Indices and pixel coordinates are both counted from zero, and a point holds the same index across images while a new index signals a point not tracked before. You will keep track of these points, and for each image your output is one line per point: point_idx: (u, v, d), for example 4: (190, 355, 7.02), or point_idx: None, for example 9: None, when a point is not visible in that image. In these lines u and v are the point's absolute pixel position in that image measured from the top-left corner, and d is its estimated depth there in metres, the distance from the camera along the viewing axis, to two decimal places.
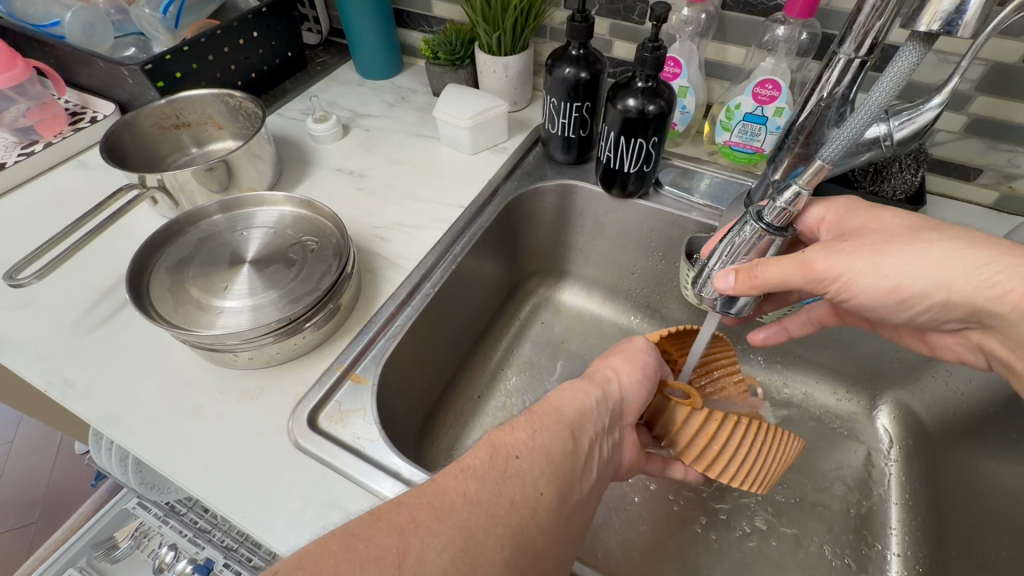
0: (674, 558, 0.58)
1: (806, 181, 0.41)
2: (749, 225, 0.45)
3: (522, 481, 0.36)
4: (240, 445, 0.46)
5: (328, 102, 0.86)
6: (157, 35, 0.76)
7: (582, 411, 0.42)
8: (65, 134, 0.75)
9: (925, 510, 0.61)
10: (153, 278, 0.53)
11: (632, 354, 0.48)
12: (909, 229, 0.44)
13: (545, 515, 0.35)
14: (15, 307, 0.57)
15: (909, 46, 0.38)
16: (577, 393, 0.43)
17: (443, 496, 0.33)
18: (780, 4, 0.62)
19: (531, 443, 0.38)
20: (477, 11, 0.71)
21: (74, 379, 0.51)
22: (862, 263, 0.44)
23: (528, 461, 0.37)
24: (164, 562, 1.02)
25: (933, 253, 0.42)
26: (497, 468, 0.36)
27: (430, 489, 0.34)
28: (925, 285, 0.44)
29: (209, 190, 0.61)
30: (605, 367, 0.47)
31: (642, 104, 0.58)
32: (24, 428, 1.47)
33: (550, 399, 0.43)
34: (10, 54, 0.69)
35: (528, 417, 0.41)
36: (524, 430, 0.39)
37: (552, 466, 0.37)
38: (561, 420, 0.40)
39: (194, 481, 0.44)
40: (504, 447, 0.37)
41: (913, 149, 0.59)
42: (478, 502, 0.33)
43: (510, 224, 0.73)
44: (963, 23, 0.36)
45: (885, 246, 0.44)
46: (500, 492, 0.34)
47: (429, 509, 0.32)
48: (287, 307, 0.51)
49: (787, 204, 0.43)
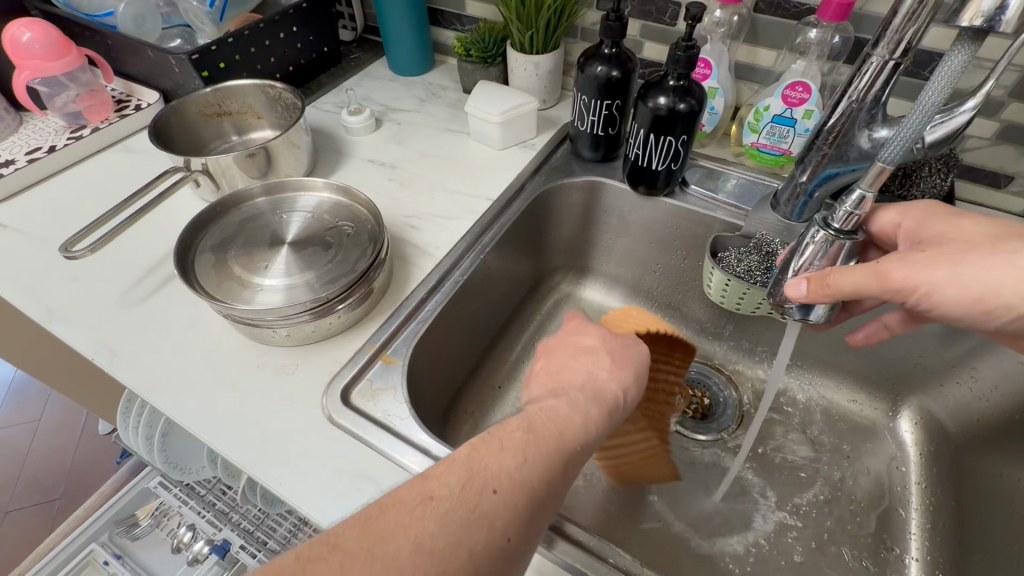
0: (689, 552, 0.59)
1: (869, 185, 0.41)
2: (815, 230, 0.45)
3: (490, 523, 0.33)
4: (240, 441, 0.47)
5: (362, 96, 0.89)
6: (203, 27, 0.79)
7: (582, 441, 0.39)
8: (112, 120, 0.78)
9: (947, 515, 0.60)
10: (197, 256, 0.55)
11: (638, 371, 0.46)
12: (990, 239, 0.45)
13: (505, 561, 0.33)
14: (64, 280, 0.60)
15: (956, 49, 0.36)
16: (587, 419, 0.40)
17: (389, 541, 0.31)
18: (814, 7, 0.62)
19: (515, 475, 0.35)
20: (512, 9, 0.72)
21: (119, 349, 0.53)
22: (941, 274, 0.45)
23: (504, 498, 0.34)
24: (182, 543, 1.06)
25: (1017, 263, 0.43)
26: (466, 506, 0.33)
27: (378, 526, 0.32)
28: (974, 284, 0.45)
29: (249, 175, 0.64)
30: (612, 385, 0.44)
31: (674, 103, 0.59)
32: (51, 408, 1.52)
33: (557, 413, 0.40)
34: (65, 41, 0.72)
35: (523, 436, 0.37)
36: (514, 456, 0.36)
37: (527, 507, 0.35)
38: (558, 450, 0.37)
39: (223, 442, 0.47)
40: (482, 477, 0.35)
41: (944, 154, 0.60)
42: (428, 551, 0.31)
43: (537, 218, 0.74)
44: (1005, 19, 0.35)
45: (964, 256, 0.44)
46: (460, 537, 0.32)
47: (371, 545, 0.31)
48: (321, 288, 0.53)
49: (854, 207, 0.43)
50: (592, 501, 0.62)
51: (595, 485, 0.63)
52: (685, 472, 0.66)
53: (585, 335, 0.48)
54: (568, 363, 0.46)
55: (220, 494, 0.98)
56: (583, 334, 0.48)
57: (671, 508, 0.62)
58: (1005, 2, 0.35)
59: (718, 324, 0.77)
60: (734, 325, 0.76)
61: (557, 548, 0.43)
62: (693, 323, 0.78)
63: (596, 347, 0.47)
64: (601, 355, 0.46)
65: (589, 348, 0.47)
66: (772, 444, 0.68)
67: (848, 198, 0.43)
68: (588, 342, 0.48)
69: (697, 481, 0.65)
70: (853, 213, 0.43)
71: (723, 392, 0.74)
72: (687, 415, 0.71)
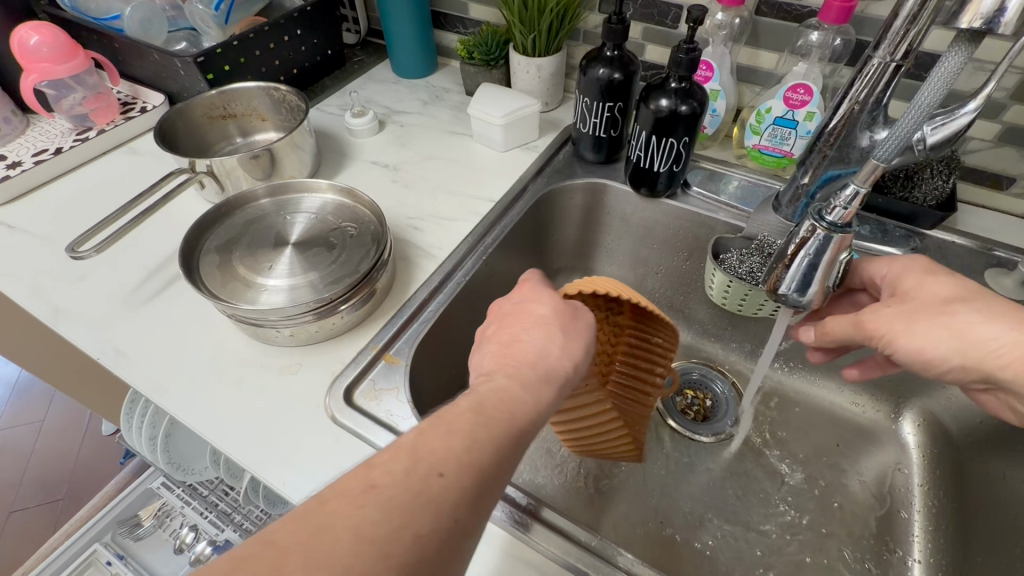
0: (691, 554, 0.59)
1: (863, 180, 0.39)
2: (808, 224, 0.43)
3: (437, 508, 0.31)
4: (238, 437, 0.47)
5: (366, 99, 0.90)
6: (208, 30, 0.80)
7: (534, 421, 0.38)
8: (118, 122, 0.79)
9: (949, 519, 0.60)
10: (203, 257, 0.56)
11: (591, 341, 0.44)
12: (942, 301, 0.42)
13: (453, 548, 0.32)
14: (70, 280, 0.60)
15: (955, 47, 0.38)
16: (539, 397, 0.39)
17: (327, 533, 0.29)
18: (815, 10, 0.63)
19: (464, 458, 0.33)
20: (514, 13, 0.73)
21: (125, 348, 0.54)
22: (897, 326, 0.43)
23: (452, 482, 0.32)
24: (185, 543, 1.06)
25: (954, 324, 0.41)
26: (411, 491, 0.31)
27: (313, 520, 0.30)
28: (912, 342, 0.42)
29: (253, 176, 0.64)
30: (565, 359, 0.41)
31: (675, 105, 0.59)
32: (55, 408, 1.53)
33: (507, 398, 0.38)
34: (72, 45, 0.73)
35: (474, 418, 0.36)
36: (462, 437, 0.34)
37: (475, 491, 0.33)
38: (510, 430, 0.36)
39: (219, 434, 0.47)
40: (430, 460, 0.33)
41: (945, 156, 0.61)
42: (370, 540, 0.29)
43: (540, 220, 0.74)
44: (1005, 21, 0.35)
45: (921, 313, 0.42)
46: (404, 525, 0.30)
47: (305, 541, 0.29)
48: (324, 288, 0.53)
49: (847, 203, 0.41)
50: (594, 502, 0.62)
51: (598, 487, 0.63)
52: (687, 474, 0.66)
53: (539, 304, 0.44)
54: (522, 336, 0.42)
55: (222, 495, 1.00)
56: (537, 305, 0.45)
57: (672, 509, 0.62)
58: (1005, 3, 0.34)
59: (720, 326, 0.77)
60: (735, 327, 0.76)
61: (552, 541, 0.44)
62: (696, 325, 0.79)
63: (550, 318, 0.43)
64: (554, 328, 0.43)
65: (543, 318, 0.43)
66: (773, 446, 0.68)
67: (840, 194, 0.41)
68: (541, 311, 0.44)
69: (699, 483, 0.65)
70: (847, 209, 0.41)
71: (723, 391, 0.74)
72: (688, 416, 0.71)
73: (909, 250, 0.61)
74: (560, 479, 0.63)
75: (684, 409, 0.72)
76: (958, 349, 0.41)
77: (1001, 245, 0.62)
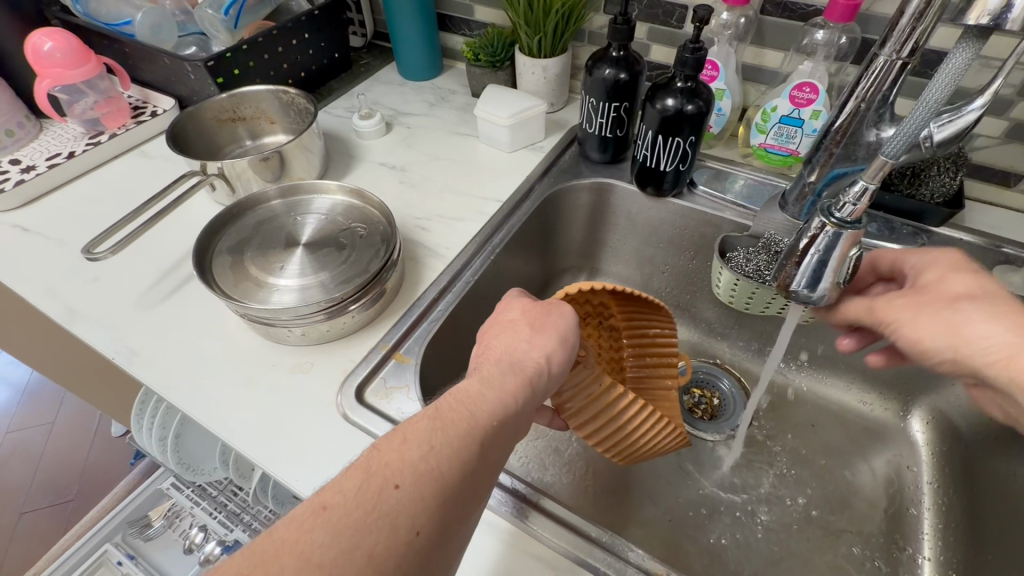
0: (701, 551, 0.59)
1: (872, 177, 0.39)
2: (817, 221, 0.43)
3: (392, 521, 0.32)
4: (247, 436, 0.48)
5: (372, 101, 0.90)
6: (217, 35, 0.81)
7: (499, 420, 0.39)
8: (129, 126, 0.80)
9: (959, 517, 0.59)
10: (215, 257, 0.57)
11: (562, 334, 0.45)
12: (952, 296, 0.41)
13: (415, 556, 0.33)
14: (84, 282, 0.61)
15: (961, 45, 0.37)
16: (502, 394, 0.40)
17: (274, 560, 0.30)
18: (821, 8, 0.63)
19: (420, 467, 0.35)
20: (520, 15, 0.74)
21: (139, 348, 0.54)
22: (902, 316, 0.43)
23: (407, 494, 0.33)
24: (194, 543, 1.07)
25: (955, 319, 0.40)
26: (363, 508, 0.32)
27: (264, 546, 0.31)
28: (913, 332, 0.42)
29: (264, 178, 0.65)
30: (536, 355, 0.43)
31: (681, 104, 0.60)
32: (65, 410, 1.55)
33: (466, 400, 0.39)
34: (85, 50, 0.74)
35: (431, 425, 0.37)
36: (419, 447, 0.35)
37: (433, 499, 0.34)
38: (471, 432, 0.37)
39: (226, 433, 0.48)
40: (384, 474, 0.34)
41: (953, 153, 0.61)
42: (318, 563, 0.30)
43: (546, 220, 0.75)
44: (1012, 17, 0.35)
45: (927, 307, 0.42)
46: (355, 543, 0.31)
47: (252, 569, 0.30)
48: (335, 288, 0.54)
49: (856, 200, 0.41)
50: (603, 501, 0.62)
51: (607, 486, 0.63)
52: (696, 473, 0.66)
53: (507, 312, 0.48)
54: (492, 342, 0.45)
55: (232, 495, 1.01)
56: (505, 310, 0.48)
57: (681, 506, 0.63)
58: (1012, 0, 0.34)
59: (727, 325, 0.77)
60: (742, 326, 0.76)
61: (562, 536, 0.45)
62: (702, 324, 0.79)
63: (518, 319, 0.46)
64: (521, 327, 0.45)
65: (511, 322, 0.46)
66: (781, 444, 0.68)
67: (849, 191, 0.40)
68: (509, 317, 0.47)
69: (708, 481, 0.65)
70: (857, 205, 0.41)
71: (730, 389, 0.75)
72: (696, 414, 0.71)
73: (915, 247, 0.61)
74: (569, 477, 0.64)
75: (691, 408, 0.72)
76: (951, 345, 0.40)
77: (1010, 242, 0.62)
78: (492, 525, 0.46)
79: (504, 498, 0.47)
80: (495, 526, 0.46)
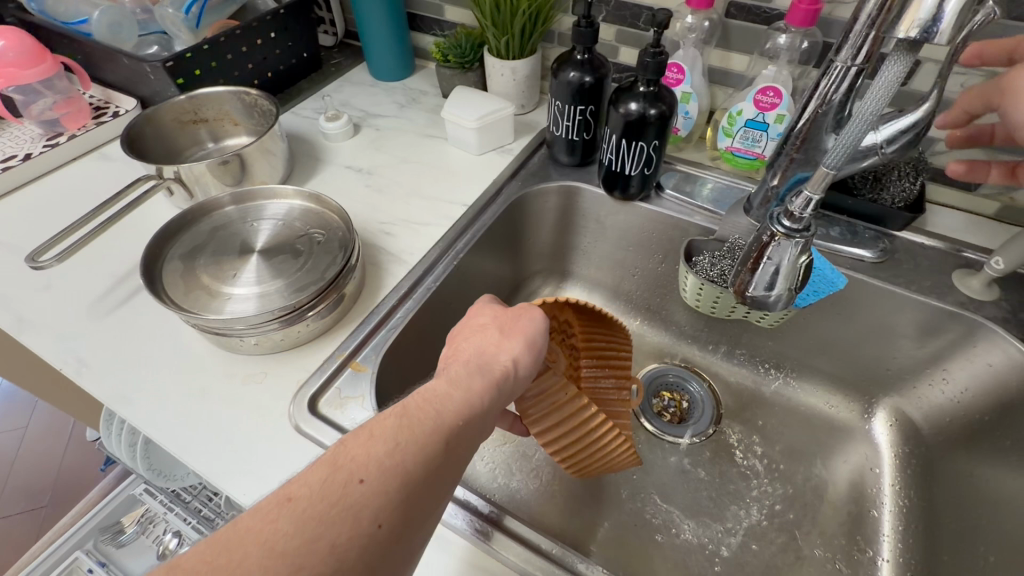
0: (666, 558, 0.58)
1: (815, 188, 0.39)
2: (768, 230, 0.43)
3: (355, 515, 0.31)
4: (198, 448, 0.47)
5: (341, 102, 0.89)
6: (179, 34, 0.79)
7: (464, 421, 0.38)
8: (88, 127, 0.78)
9: (919, 518, 0.59)
10: (166, 265, 0.56)
11: (530, 338, 0.43)
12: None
13: (376, 550, 0.32)
14: (35, 289, 0.60)
15: (894, 56, 0.36)
16: (469, 395, 0.39)
17: (235, 552, 0.29)
18: (784, 12, 0.63)
19: (386, 462, 0.33)
20: (486, 16, 0.73)
21: (88, 359, 0.53)
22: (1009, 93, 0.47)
23: (371, 488, 0.32)
24: (168, 549, 1.04)
25: None
26: (327, 501, 0.31)
27: (225, 539, 0.29)
28: None
29: (222, 182, 0.64)
30: (504, 357, 0.42)
31: (644, 108, 0.59)
32: (38, 415, 1.52)
33: (435, 398, 0.38)
34: (39, 50, 0.72)
35: (398, 422, 0.36)
36: (385, 442, 0.34)
37: (398, 496, 0.33)
38: (436, 432, 0.36)
39: (173, 446, 0.47)
40: (350, 467, 0.33)
41: (913, 158, 0.63)
42: (280, 553, 0.29)
43: (514, 223, 0.74)
44: (940, 31, 0.34)
45: None
46: (316, 535, 0.30)
47: (215, 559, 0.29)
48: (292, 295, 0.53)
49: (799, 210, 0.41)
50: (568, 504, 0.62)
51: (574, 490, 0.63)
52: (661, 477, 0.65)
53: (479, 314, 0.46)
54: (461, 344, 0.44)
55: (206, 501, 1.00)
56: (476, 313, 0.46)
57: (644, 509, 0.62)
58: (940, 11, 0.34)
59: (697, 327, 0.77)
60: (712, 329, 0.76)
61: (517, 552, 0.44)
62: (672, 327, 0.79)
63: (488, 323, 0.45)
64: (490, 330, 0.44)
65: (482, 325, 0.45)
66: (748, 447, 0.68)
67: (794, 201, 0.41)
68: (481, 320, 0.46)
69: (674, 485, 0.65)
70: (803, 215, 0.41)
71: (699, 392, 0.74)
72: (664, 418, 0.71)
73: (879, 252, 0.63)
74: (536, 483, 0.63)
75: (660, 411, 0.72)
76: None
77: (970, 247, 0.64)
78: (447, 540, 0.45)
79: (459, 511, 0.46)
80: (450, 542, 0.45)
